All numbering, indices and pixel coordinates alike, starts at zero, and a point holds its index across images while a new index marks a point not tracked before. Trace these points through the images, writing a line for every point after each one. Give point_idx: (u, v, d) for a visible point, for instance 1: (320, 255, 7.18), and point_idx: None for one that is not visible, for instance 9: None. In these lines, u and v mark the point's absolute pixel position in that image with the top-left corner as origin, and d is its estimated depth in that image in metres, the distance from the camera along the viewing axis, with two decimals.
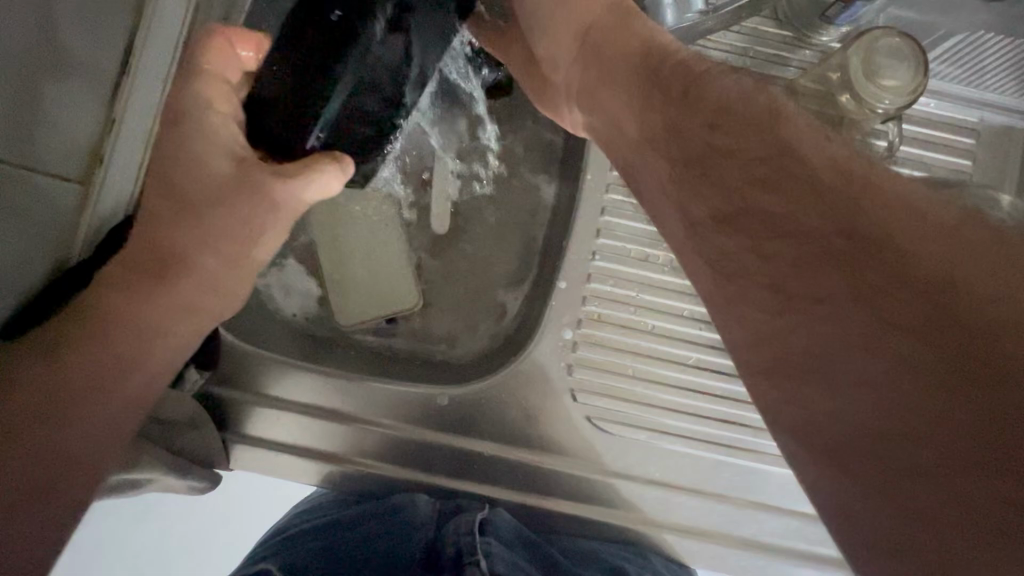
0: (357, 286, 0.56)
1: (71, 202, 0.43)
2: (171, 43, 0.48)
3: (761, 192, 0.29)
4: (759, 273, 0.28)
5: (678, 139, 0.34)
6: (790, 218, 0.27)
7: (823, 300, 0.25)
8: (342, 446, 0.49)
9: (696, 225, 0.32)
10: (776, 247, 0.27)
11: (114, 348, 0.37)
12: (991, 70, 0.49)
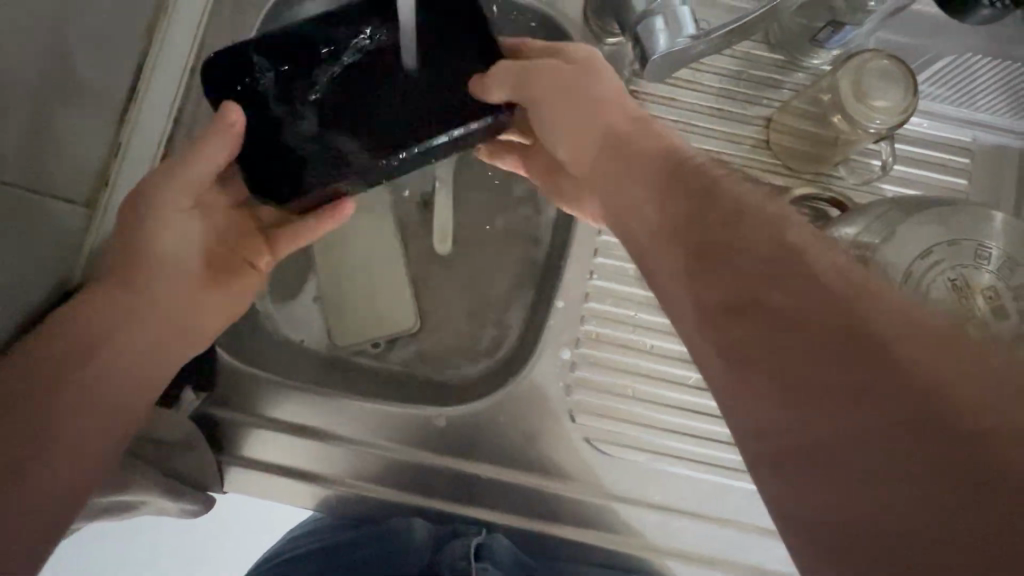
0: (357, 307, 0.57)
1: (76, 224, 0.44)
2: (179, 71, 0.49)
3: (771, 285, 0.27)
4: (743, 324, 0.27)
5: (690, 228, 0.32)
6: (764, 287, 0.27)
7: (825, 378, 0.23)
8: (338, 468, 0.48)
9: (710, 314, 0.29)
10: (790, 337, 0.25)
11: (55, 377, 0.35)
12: (981, 91, 0.50)
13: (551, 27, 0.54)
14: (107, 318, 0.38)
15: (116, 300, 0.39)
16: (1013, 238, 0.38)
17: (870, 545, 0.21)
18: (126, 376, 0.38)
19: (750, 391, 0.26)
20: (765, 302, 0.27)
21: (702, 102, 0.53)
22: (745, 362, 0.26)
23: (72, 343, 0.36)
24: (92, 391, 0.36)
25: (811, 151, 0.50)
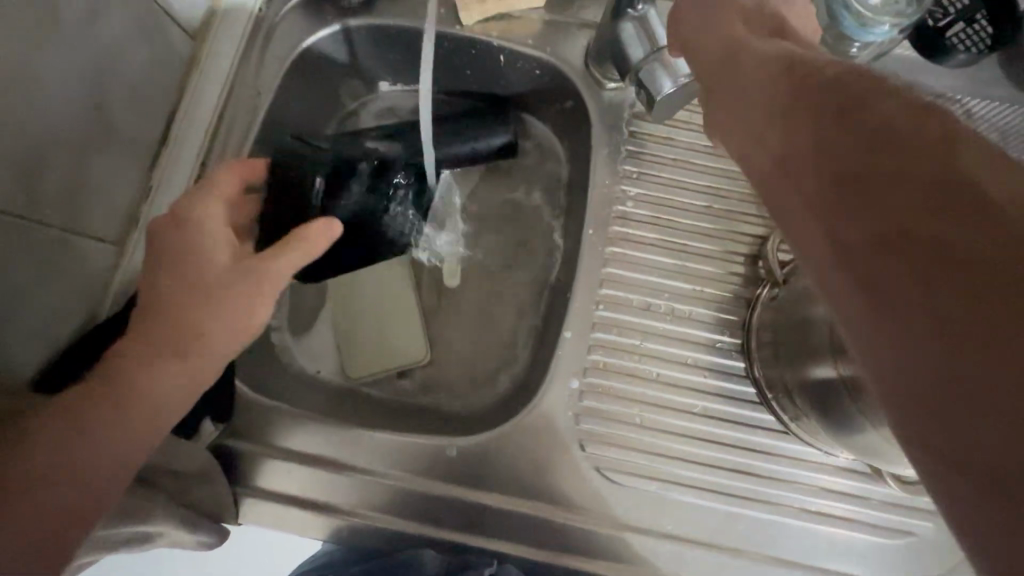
0: (368, 340, 0.58)
1: (105, 262, 0.46)
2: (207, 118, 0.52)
3: (895, 99, 0.25)
4: (848, 126, 0.25)
5: (804, 62, 0.30)
6: (885, 98, 0.25)
7: (941, 167, 0.21)
8: (349, 499, 0.49)
9: (814, 118, 0.27)
10: (909, 132, 0.23)
11: (90, 415, 0.35)
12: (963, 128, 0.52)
13: (555, 73, 0.58)
14: (153, 363, 0.38)
15: (171, 359, 0.38)
16: None
17: (956, 332, 0.19)
18: (150, 406, 0.37)
19: (845, 183, 0.24)
20: (862, 152, 0.24)
21: (697, 142, 0.57)
22: (846, 156, 0.24)
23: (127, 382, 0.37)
24: (120, 430, 0.36)
25: None
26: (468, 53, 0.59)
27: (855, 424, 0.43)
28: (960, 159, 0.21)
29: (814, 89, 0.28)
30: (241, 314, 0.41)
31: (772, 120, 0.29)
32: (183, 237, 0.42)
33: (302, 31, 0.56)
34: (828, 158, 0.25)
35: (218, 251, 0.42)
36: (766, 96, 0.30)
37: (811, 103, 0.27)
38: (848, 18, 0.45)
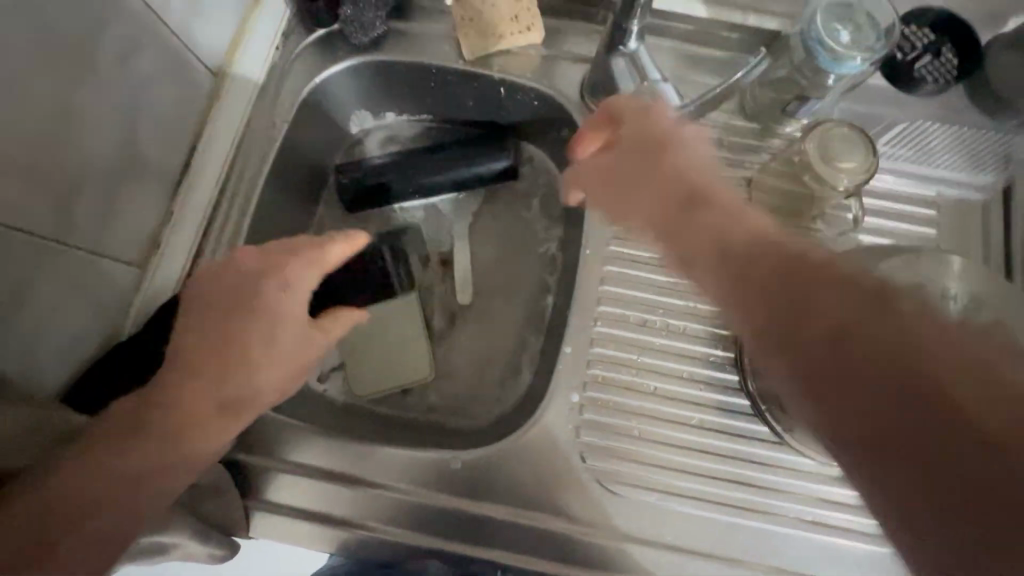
0: (373, 357, 0.60)
1: (129, 283, 0.49)
2: (227, 149, 0.56)
3: (805, 260, 0.30)
4: (781, 290, 0.29)
5: (712, 223, 0.36)
6: (795, 263, 0.30)
7: (867, 328, 0.26)
8: (358, 511, 0.50)
9: (749, 282, 0.31)
10: (831, 294, 0.28)
11: (141, 443, 0.37)
12: (937, 150, 0.55)
13: (551, 103, 0.61)
14: (195, 389, 0.40)
15: (220, 411, 0.41)
16: (969, 279, 0.43)
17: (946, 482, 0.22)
18: (191, 432, 0.39)
19: (801, 350, 0.28)
20: (802, 319, 0.28)
21: None
22: (791, 322, 0.28)
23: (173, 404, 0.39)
24: (164, 456, 0.38)
25: (794, 208, 0.55)
26: (469, 86, 0.62)
27: None
28: (878, 303, 0.26)
29: (736, 253, 0.33)
30: (286, 380, 0.45)
31: (717, 258, 0.34)
32: (249, 271, 0.44)
33: (315, 68, 0.60)
34: (769, 305, 0.30)
35: (291, 306, 0.44)
36: (701, 230, 0.36)
37: (739, 252, 0.33)
38: (822, 53, 0.49)
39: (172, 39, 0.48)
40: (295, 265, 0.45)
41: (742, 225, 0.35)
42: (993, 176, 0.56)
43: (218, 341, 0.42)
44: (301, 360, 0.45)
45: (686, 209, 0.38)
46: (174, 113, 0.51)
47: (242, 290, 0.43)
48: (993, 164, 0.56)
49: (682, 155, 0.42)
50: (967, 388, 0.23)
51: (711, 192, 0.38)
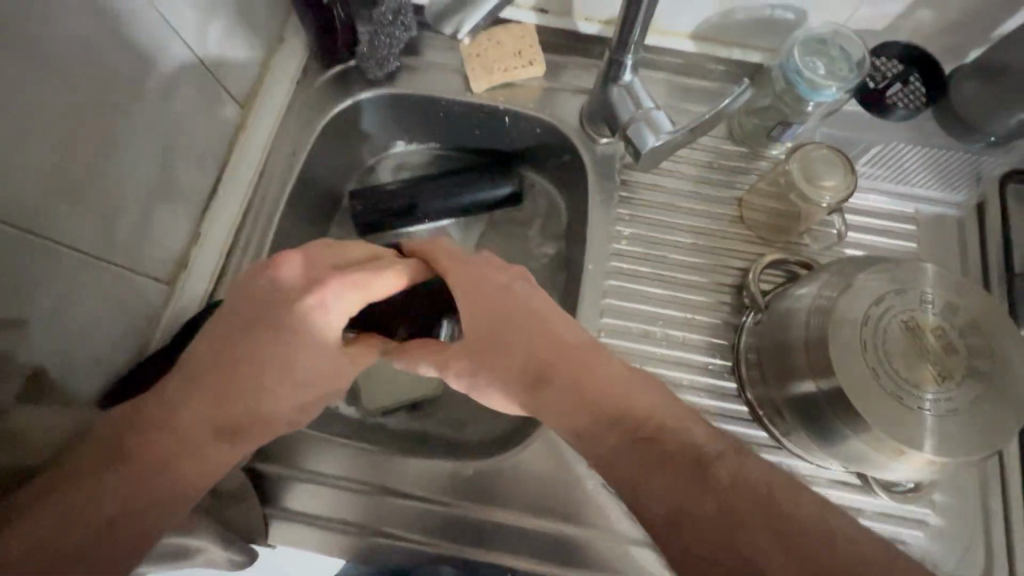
0: (381, 375, 0.62)
1: (158, 299, 0.52)
2: (250, 176, 0.60)
3: (640, 429, 0.40)
4: (633, 451, 0.39)
5: (564, 377, 0.44)
6: (632, 426, 0.40)
7: (684, 490, 0.36)
8: (374, 519, 0.52)
9: (609, 446, 0.40)
10: (661, 461, 0.38)
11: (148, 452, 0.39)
12: (913, 170, 0.60)
13: (552, 130, 0.66)
14: (202, 401, 0.42)
15: (225, 435, 0.43)
16: (943, 283, 0.46)
17: None
18: (197, 445, 0.41)
19: (649, 505, 0.37)
20: (646, 478, 0.38)
21: (683, 187, 0.63)
22: (642, 484, 0.38)
23: (185, 412, 0.41)
24: (168, 468, 0.40)
25: (780, 224, 0.60)
26: (476, 116, 0.67)
27: (837, 434, 0.47)
28: (698, 478, 0.36)
29: (594, 417, 0.41)
30: (292, 411, 0.47)
31: (579, 420, 0.42)
32: (280, 286, 0.45)
33: (333, 100, 0.64)
34: (620, 484, 0.39)
35: (321, 326, 0.45)
36: (561, 391, 0.43)
37: (593, 437, 0.41)
38: (802, 83, 0.53)
39: (204, 73, 0.53)
40: (335, 290, 0.45)
41: (590, 396, 0.42)
42: (965, 194, 0.61)
43: (235, 360, 0.43)
44: (310, 393, 0.47)
45: (543, 354, 0.45)
46: (205, 140, 0.55)
47: (268, 311, 0.44)
48: (965, 184, 0.61)
49: (519, 306, 0.47)
50: (771, 542, 0.33)
51: (546, 355, 0.45)
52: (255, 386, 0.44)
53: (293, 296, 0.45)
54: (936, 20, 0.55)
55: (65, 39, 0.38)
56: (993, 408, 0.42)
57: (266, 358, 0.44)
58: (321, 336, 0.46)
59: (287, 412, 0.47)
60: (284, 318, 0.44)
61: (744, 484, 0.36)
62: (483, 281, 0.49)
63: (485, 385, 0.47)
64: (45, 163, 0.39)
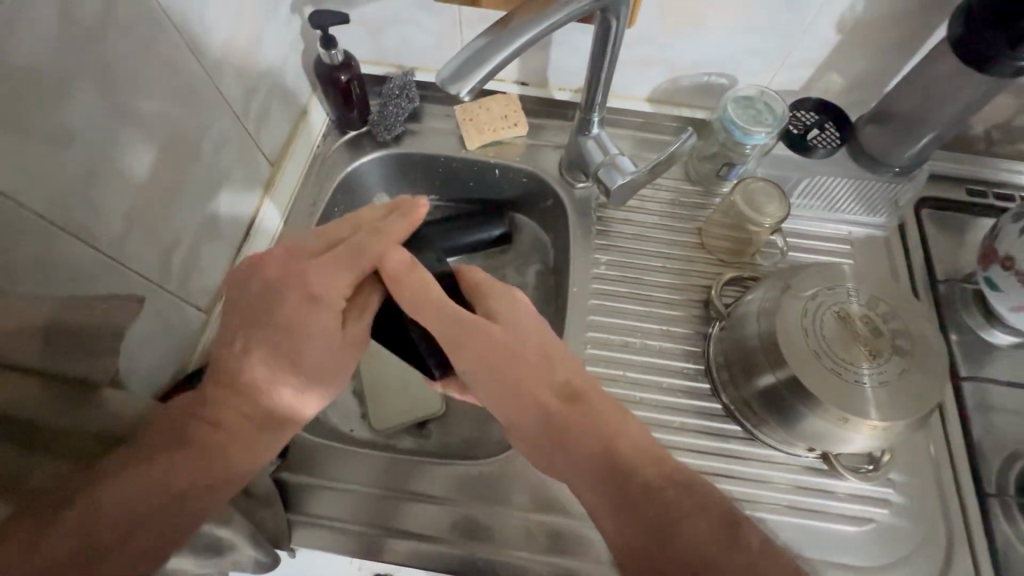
0: (390, 396, 0.70)
1: (197, 325, 0.59)
2: (273, 229, 0.70)
3: (669, 473, 0.44)
4: (661, 491, 0.42)
5: (601, 413, 0.47)
6: (662, 470, 0.44)
7: (710, 531, 0.40)
8: (391, 518, 0.57)
9: (634, 479, 0.43)
10: (688, 505, 0.41)
11: (212, 442, 0.45)
12: (839, 201, 0.71)
13: (536, 177, 0.77)
14: (249, 397, 0.48)
15: (254, 431, 0.47)
16: (865, 282, 0.56)
17: None
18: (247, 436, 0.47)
19: (670, 541, 0.40)
20: (671, 518, 0.41)
21: (651, 220, 0.74)
22: (664, 521, 0.40)
23: (234, 409, 0.47)
24: (228, 455, 0.45)
25: (735, 247, 0.70)
26: (471, 170, 0.78)
27: (797, 417, 0.54)
28: (723, 528, 0.40)
29: (624, 452, 0.45)
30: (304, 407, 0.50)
31: (604, 452, 0.45)
32: (296, 274, 0.50)
33: (348, 160, 0.76)
34: (645, 521, 0.41)
35: (328, 314, 0.50)
36: (593, 423, 0.46)
37: (618, 466, 0.44)
38: (736, 130, 0.65)
39: (245, 136, 0.64)
40: (326, 269, 0.50)
41: (624, 437, 0.46)
42: (887, 219, 0.72)
43: (254, 364, 0.48)
44: (322, 379, 0.50)
45: (577, 388, 0.49)
46: (242, 192, 0.65)
47: (263, 317, 0.49)
48: (885, 210, 0.71)
49: (568, 357, 0.52)
50: None
51: (590, 393, 0.49)
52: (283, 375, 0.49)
53: (274, 291, 0.49)
54: (838, 81, 0.69)
55: (155, 114, 0.49)
56: (919, 377, 0.51)
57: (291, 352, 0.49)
58: (316, 316, 0.49)
59: (305, 405, 0.50)
60: (293, 302, 0.49)
61: (763, 544, 0.39)
62: (530, 313, 0.53)
63: (517, 404, 0.48)
64: (128, 205, 0.48)
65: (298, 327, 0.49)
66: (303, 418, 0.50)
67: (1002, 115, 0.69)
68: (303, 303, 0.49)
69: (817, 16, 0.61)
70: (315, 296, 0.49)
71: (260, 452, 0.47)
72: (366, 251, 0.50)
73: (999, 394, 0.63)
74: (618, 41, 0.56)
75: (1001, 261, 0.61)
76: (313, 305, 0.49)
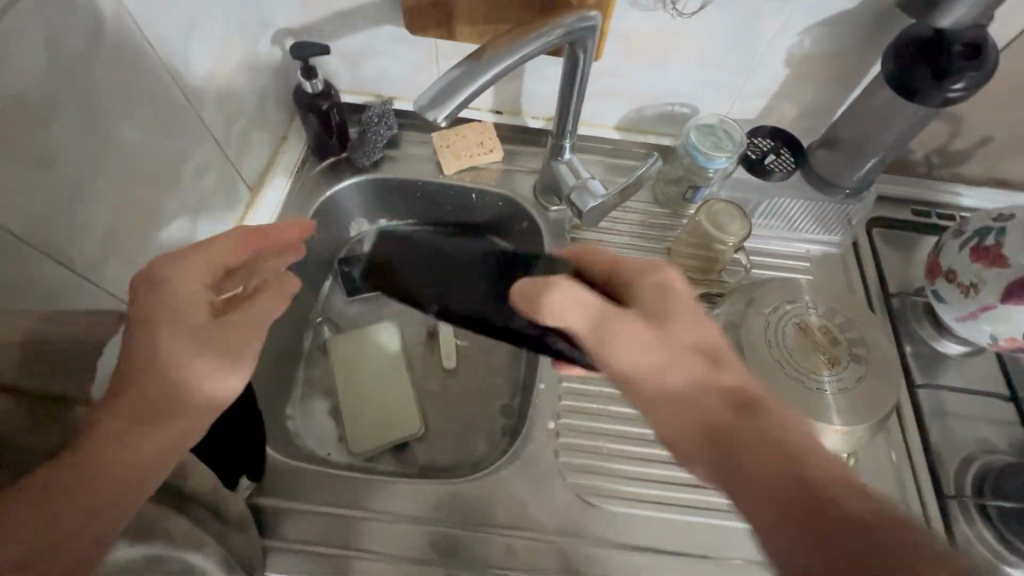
0: (369, 419, 0.70)
1: None
2: None
3: (861, 486, 0.34)
4: (847, 502, 0.33)
5: (767, 411, 0.39)
6: (851, 481, 0.34)
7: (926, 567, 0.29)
8: (369, 541, 0.57)
9: (813, 484, 0.34)
10: (891, 526, 0.31)
11: (116, 429, 0.36)
12: (795, 221, 0.76)
13: (511, 201, 0.80)
14: (154, 369, 0.39)
15: (171, 409, 0.39)
16: (823, 295, 0.59)
17: None
18: (166, 415, 0.38)
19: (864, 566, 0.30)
20: (866, 539, 0.31)
21: (622, 241, 0.77)
22: (857, 540, 0.31)
23: (136, 392, 0.38)
24: (140, 440, 0.36)
25: (702, 265, 0.74)
26: (447, 194, 0.80)
27: None
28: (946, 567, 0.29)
29: (802, 454, 0.36)
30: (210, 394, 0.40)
31: (774, 446, 0.37)
32: (149, 279, 0.43)
33: (327, 185, 0.78)
34: (830, 539, 0.31)
35: (197, 306, 0.43)
36: (761, 419, 0.38)
37: (807, 479, 0.34)
38: (699, 156, 0.69)
39: (225, 162, 0.65)
40: (173, 267, 0.43)
41: (806, 447, 0.37)
42: (842, 237, 0.76)
43: (155, 339, 0.40)
44: (243, 354, 0.43)
45: (733, 374, 0.42)
46: (220, 215, 0.66)
47: (143, 310, 0.41)
48: (839, 229, 0.76)
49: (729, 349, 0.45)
50: None
51: (756, 394, 0.41)
52: (193, 345, 0.41)
53: (137, 290, 0.42)
54: (789, 110, 0.75)
55: (135, 138, 0.50)
56: (875, 383, 0.54)
57: (189, 329, 0.41)
58: (187, 305, 0.42)
59: (224, 374, 0.42)
60: (153, 300, 0.41)
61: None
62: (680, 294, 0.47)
63: (661, 384, 0.43)
64: (105, 226, 0.48)
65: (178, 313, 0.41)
66: (220, 396, 0.41)
67: (938, 141, 0.75)
68: (174, 295, 0.42)
69: (768, 51, 0.66)
70: (160, 298, 0.41)
71: (179, 431, 0.38)
72: (219, 255, 0.47)
73: (953, 400, 0.67)
74: (586, 73, 0.60)
75: (944, 274, 0.65)
76: (186, 296, 0.42)
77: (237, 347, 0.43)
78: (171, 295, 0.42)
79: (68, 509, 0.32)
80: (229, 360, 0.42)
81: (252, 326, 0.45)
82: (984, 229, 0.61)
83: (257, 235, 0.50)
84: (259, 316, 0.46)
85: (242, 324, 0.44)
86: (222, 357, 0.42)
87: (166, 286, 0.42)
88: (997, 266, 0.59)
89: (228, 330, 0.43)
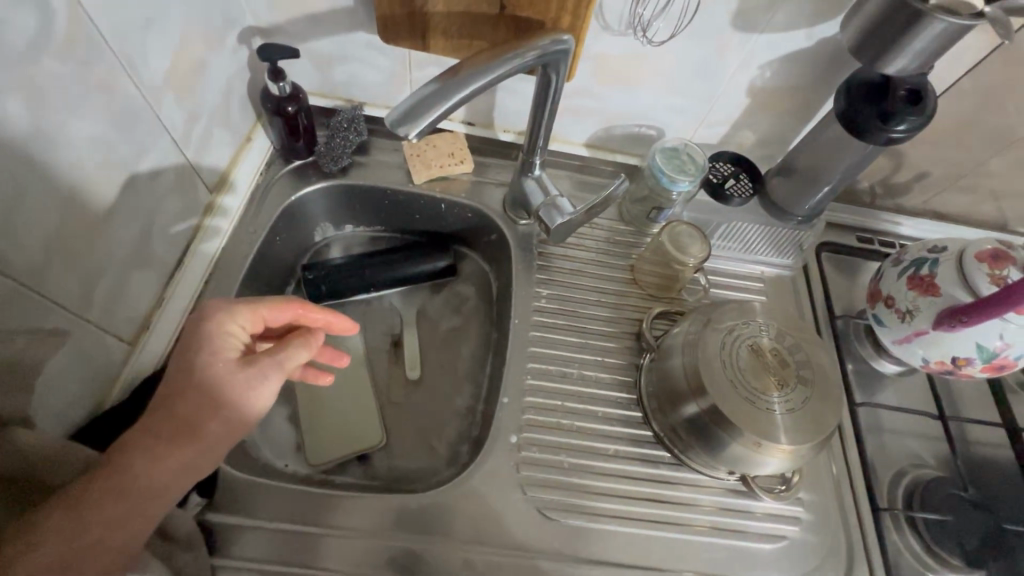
0: (327, 431, 0.69)
1: (119, 357, 0.56)
2: (207, 261, 0.68)
3: None
4: None
5: None
6: None
7: None
8: (323, 559, 0.55)
9: None
10: None
11: (144, 448, 0.42)
12: (751, 244, 0.79)
13: (480, 212, 0.80)
14: (182, 398, 0.44)
15: (195, 435, 0.44)
16: (774, 318, 0.62)
17: None
18: (188, 438, 0.44)
19: None
20: None
21: (588, 256, 0.79)
22: None
23: (166, 417, 0.44)
24: (163, 463, 0.42)
25: (663, 284, 0.76)
26: (416, 203, 0.80)
27: (718, 443, 0.58)
28: None
29: None
30: (226, 425, 0.45)
31: None
32: (198, 326, 0.47)
33: (291, 189, 0.76)
34: None
35: (230, 346, 0.48)
36: None
37: None
38: (663, 177, 0.71)
39: (183, 163, 0.62)
40: (222, 317, 0.48)
41: None
42: (793, 260, 0.81)
43: (187, 373, 0.45)
44: (267, 389, 0.47)
45: None
46: (179, 219, 0.64)
47: (187, 343, 0.46)
48: (791, 252, 0.80)
49: None
50: None
51: None
52: (220, 380, 0.45)
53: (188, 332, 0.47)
54: (749, 138, 0.78)
55: (86, 136, 0.47)
56: (820, 406, 0.57)
57: (218, 366, 0.46)
58: (222, 343, 0.47)
59: (249, 406, 0.46)
60: (194, 340, 0.47)
61: None
62: None
63: None
64: (50, 231, 0.45)
65: (213, 350, 0.46)
66: (246, 420, 0.46)
67: (882, 173, 0.80)
68: (212, 336, 0.47)
69: (730, 82, 0.69)
70: (203, 337, 0.47)
71: (200, 454, 0.44)
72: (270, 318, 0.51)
73: (888, 417, 0.71)
74: (557, 93, 0.61)
75: (884, 299, 0.70)
76: (223, 336, 0.47)
77: (254, 386, 0.46)
78: (213, 335, 0.47)
79: (95, 520, 0.39)
80: (260, 389, 0.47)
81: (286, 357, 0.48)
82: (919, 259, 0.66)
83: (311, 307, 0.54)
84: (294, 348, 0.49)
85: (277, 356, 0.48)
86: (247, 390, 0.46)
87: (213, 330, 0.47)
88: (930, 294, 0.64)
89: (261, 366, 0.47)
